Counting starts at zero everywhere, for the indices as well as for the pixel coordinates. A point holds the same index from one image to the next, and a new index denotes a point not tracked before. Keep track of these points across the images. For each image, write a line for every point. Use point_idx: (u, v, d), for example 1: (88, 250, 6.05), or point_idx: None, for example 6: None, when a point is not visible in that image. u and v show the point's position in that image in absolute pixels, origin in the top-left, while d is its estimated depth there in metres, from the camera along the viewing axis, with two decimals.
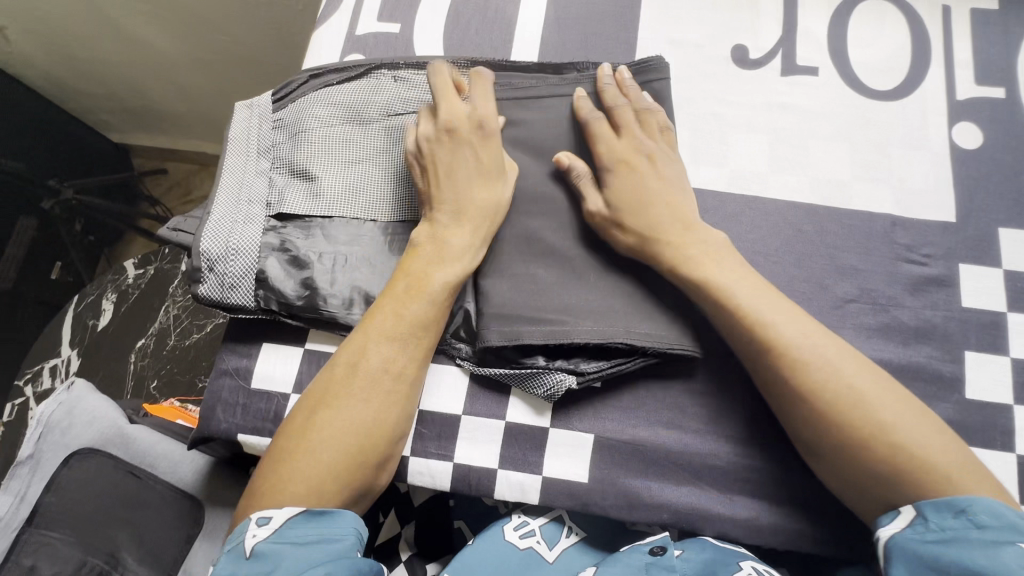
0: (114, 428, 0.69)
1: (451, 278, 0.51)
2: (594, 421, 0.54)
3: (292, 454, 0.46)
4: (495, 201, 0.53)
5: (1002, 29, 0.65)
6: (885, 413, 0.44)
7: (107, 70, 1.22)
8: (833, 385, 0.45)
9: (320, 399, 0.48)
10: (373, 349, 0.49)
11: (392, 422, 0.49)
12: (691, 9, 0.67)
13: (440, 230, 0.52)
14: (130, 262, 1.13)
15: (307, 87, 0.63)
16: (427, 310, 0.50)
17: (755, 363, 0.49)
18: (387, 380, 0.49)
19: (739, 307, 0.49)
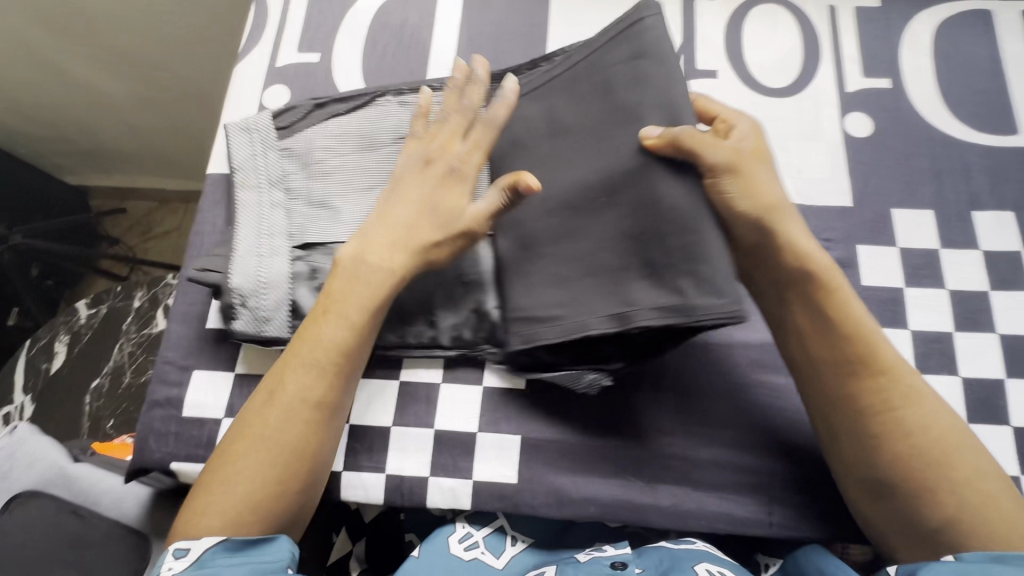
0: (55, 468, 0.69)
1: (369, 300, 0.51)
2: (520, 422, 0.56)
3: (212, 483, 0.48)
4: (422, 216, 0.52)
5: (885, 24, 0.70)
6: (937, 415, 0.47)
7: (55, 115, 1.24)
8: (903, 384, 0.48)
9: (244, 428, 0.50)
10: (290, 378, 0.50)
11: (312, 449, 0.50)
12: (596, 23, 0.71)
13: (364, 251, 0.52)
14: (82, 302, 1.13)
15: (347, 110, 0.63)
16: (345, 335, 0.51)
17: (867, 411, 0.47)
18: (305, 409, 0.50)
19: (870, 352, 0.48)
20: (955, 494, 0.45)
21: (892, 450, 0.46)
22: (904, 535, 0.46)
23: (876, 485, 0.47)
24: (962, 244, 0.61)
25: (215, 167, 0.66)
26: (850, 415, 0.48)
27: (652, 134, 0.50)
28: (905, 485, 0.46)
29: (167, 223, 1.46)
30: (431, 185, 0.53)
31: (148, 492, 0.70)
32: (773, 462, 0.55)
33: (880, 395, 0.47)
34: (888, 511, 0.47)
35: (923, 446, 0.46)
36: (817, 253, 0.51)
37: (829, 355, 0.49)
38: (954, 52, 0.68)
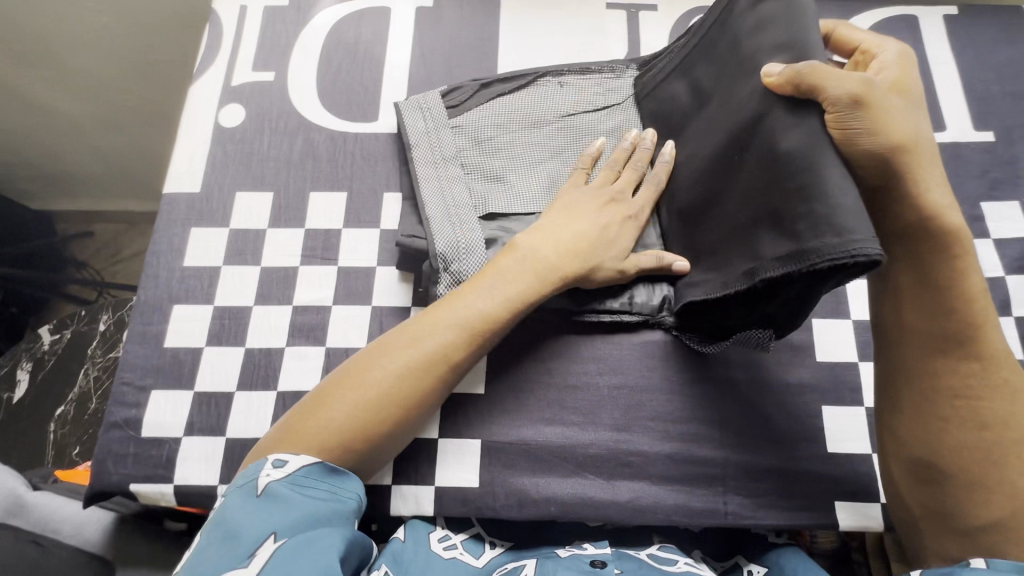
0: (11, 496, 0.65)
1: (536, 285, 0.53)
2: (481, 426, 0.57)
3: (302, 416, 0.48)
4: (573, 237, 0.55)
5: None
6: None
7: (17, 140, 1.23)
8: (999, 381, 0.48)
9: (327, 384, 0.50)
10: (430, 334, 0.51)
11: (397, 401, 0.49)
12: (546, 36, 0.73)
13: (542, 241, 0.54)
14: (46, 328, 1.11)
15: (549, 90, 0.66)
16: (489, 305, 0.52)
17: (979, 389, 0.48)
18: (413, 369, 0.49)
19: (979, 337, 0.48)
20: (1003, 489, 0.46)
21: (976, 438, 0.47)
22: (935, 522, 0.48)
23: (927, 466, 0.49)
24: None
25: (171, 187, 0.66)
26: (937, 390, 0.48)
27: (773, 73, 0.47)
28: (965, 469, 0.47)
29: (135, 245, 1.44)
30: (598, 208, 0.57)
31: (111, 517, 0.69)
32: (726, 453, 0.57)
33: (967, 376, 0.48)
34: (929, 492, 0.49)
35: (1008, 441, 0.47)
36: (951, 210, 0.47)
37: (936, 325, 0.48)
38: None
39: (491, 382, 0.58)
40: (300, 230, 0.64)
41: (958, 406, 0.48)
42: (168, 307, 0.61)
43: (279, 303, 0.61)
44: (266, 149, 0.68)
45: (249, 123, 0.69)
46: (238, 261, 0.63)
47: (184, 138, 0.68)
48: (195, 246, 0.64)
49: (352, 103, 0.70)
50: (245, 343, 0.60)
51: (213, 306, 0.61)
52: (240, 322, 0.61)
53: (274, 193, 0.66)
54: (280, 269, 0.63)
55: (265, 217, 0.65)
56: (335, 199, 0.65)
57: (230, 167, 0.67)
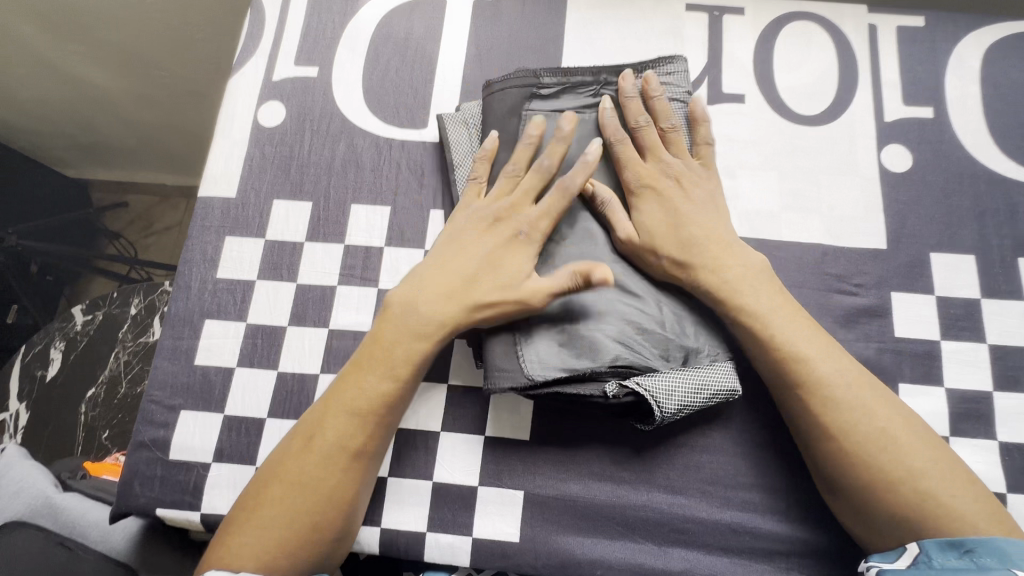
0: (42, 498, 0.67)
1: (399, 377, 0.48)
2: (524, 477, 0.53)
3: (252, 514, 0.46)
4: (453, 304, 0.49)
5: (929, 45, 0.64)
6: (889, 427, 0.46)
7: (52, 109, 1.20)
8: (846, 397, 0.47)
9: (279, 471, 0.47)
10: (332, 420, 0.48)
11: (347, 496, 0.47)
12: (617, 40, 0.66)
13: (416, 303, 0.50)
14: (79, 308, 1.10)
15: (572, 113, 0.57)
16: (393, 388, 0.48)
17: (815, 432, 0.47)
18: (343, 451, 0.47)
19: (805, 370, 0.47)
20: (899, 493, 0.44)
21: (838, 445, 0.46)
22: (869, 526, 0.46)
23: (826, 479, 0.48)
24: (1005, 294, 0.56)
25: (205, 189, 0.62)
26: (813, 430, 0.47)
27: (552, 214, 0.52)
28: (859, 490, 0.45)
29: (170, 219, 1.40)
30: (491, 248, 0.51)
31: (137, 524, 0.67)
32: (791, 527, 0.51)
33: (803, 395, 0.47)
34: (844, 504, 0.47)
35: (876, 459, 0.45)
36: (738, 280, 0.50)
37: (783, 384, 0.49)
38: (1004, 79, 0.63)
39: (537, 430, 0.54)
40: (339, 246, 0.60)
41: (815, 435, 0.47)
42: (199, 321, 0.58)
43: (315, 325, 0.58)
44: (307, 154, 0.63)
45: (289, 124, 0.64)
46: (272, 276, 0.59)
47: (221, 136, 0.64)
48: (228, 257, 0.60)
49: (400, 106, 0.64)
50: (277, 366, 0.57)
51: (246, 323, 0.58)
52: (273, 343, 0.57)
53: (312, 203, 0.61)
54: (317, 288, 0.59)
55: (302, 229, 0.60)
56: (378, 214, 0.61)
57: (267, 171, 0.62)
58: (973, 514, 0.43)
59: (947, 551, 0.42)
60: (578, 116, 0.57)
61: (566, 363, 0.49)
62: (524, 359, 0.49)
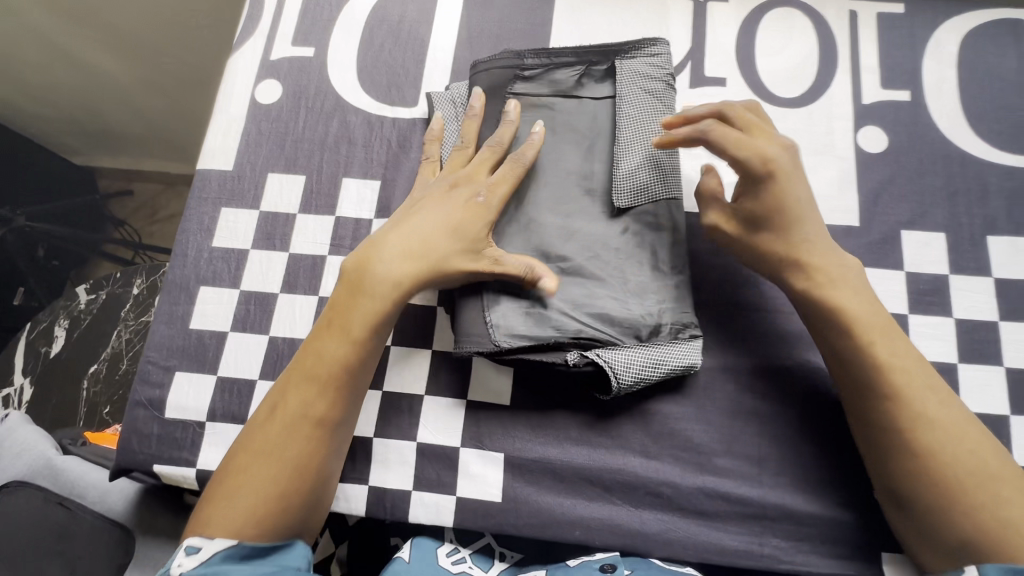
0: (43, 460, 0.70)
1: (355, 339, 0.50)
2: (504, 440, 0.55)
3: (223, 486, 0.46)
4: (409, 269, 0.51)
5: (908, 31, 0.66)
6: (955, 423, 0.44)
7: (60, 95, 1.23)
8: (941, 424, 0.44)
9: (247, 444, 0.48)
10: (297, 390, 0.49)
11: (313, 459, 0.48)
12: (602, 24, 0.68)
13: (376, 266, 0.51)
14: (83, 288, 1.13)
15: (555, 90, 0.59)
16: (353, 351, 0.50)
17: (893, 448, 0.45)
18: (307, 422, 0.48)
19: (900, 386, 0.45)
20: (975, 521, 0.42)
21: (917, 463, 0.44)
22: (925, 540, 0.45)
23: (894, 494, 0.46)
24: (973, 270, 0.58)
25: (203, 162, 0.65)
26: (874, 427, 0.46)
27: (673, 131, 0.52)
28: (931, 509, 0.43)
29: (173, 207, 1.44)
30: (448, 220, 0.52)
31: (133, 487, 0.70)
32: (766, 493, 0.53)
33: (891, 414, 0.45)
34: (909, 523, 0.45)
35: (942, 460, 0.43)
36: (854, 306, 0.47)
37: (853, 375, 0.47)
38: (980, 65, 0.64)
39: (518, 396, 0.56)
40: (330, 217, 0.62)
41: (897, 452, 0.45)
42: (194, 288, 0.60)
43: (306, 293, 0.60)
44: (301, 130, 0.65)
45: (285, 101, 0.66)
46: (265, 246, 0.61)
47: (219, 113, 0.66)
48: (224, 227, 0.62)
49: (392, 86, 0.66)
50: (269, 331, 0.59)
51: (239, 290, 0.60)
52: (265, 309, 0.59)
53: (305, 177, 0.64)
54: (308, 257, 0.61)
55: (295, 201, 0.63)
56: (369, 187, 0.63)
57: (263, 146, 0.65)
58: None
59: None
60: (561, 93, 0.59)
61: (529, 330, 0.51)
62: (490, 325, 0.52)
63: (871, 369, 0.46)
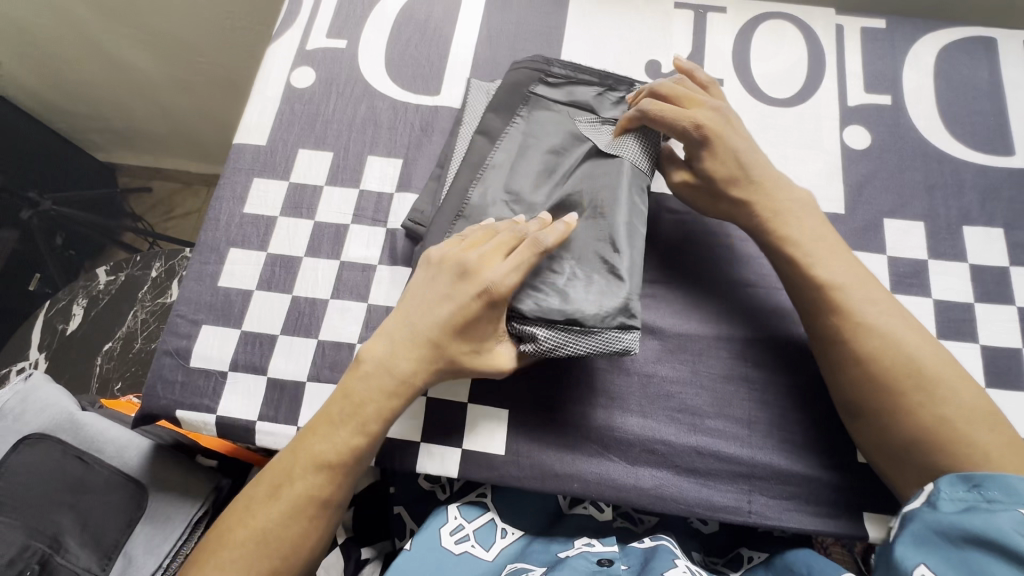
0: (65, 414, 0.70)
1: (358, 433, 0.51)
2: (509, 397, 0.59)
3: (215, 556, 0.48)
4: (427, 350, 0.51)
5: (889, 43, 0.72)
6: (903, 334, 0.50)
7: (92, 90, 1.29)
8: (885, 333, 0.50)
9: (244, 510, 0.50)
10: (299, 474, 0.50)
11: (298, 535, 0.49)
12: (611, 29, 0.74)
13: (391, 355, 0.52)
14: (103, 269, 1.17)
15: (571, 100, 0.63)
16: (356, 439, 0.51)
17: (842, 362, 0.52)
18: (303, 499, 0.50)
19: (845, 301, 0.52)
20: (917, 421, 0.48)
21: (863, 372, 0.50)
22: (882, 452, 0.50)
23: (847, 407, 0.52)
24: (950, 256, 0.62)
25: (239, 138, 0.70)
26: (821, 343, 0.53)
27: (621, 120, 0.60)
28: (878, 416, 0.50)
29: (189, 204, 1.50)
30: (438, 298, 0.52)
31: (150, 446, 0.71)
32: (754, 453, 0.56)
33: (836, 328, 0.52)
34: (862, 432, 0.52)
35: (885, 367, 0.49)
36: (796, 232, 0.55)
37: (802, 298, 0.55)
38: (955, 75, 0.70)
39: None
40: (354, 190, 0.67)
41: (847, 362, 0.51)
42: (225, 249, 0.65)
43: (329, 257, 0.64)
44: (331, 112, 0.70)
45: (318, 86, 0.72)
46: (293, 214, 0.66)
47: (257, 95, 0.72)
48: (255, 195, 0.67)
49: (416, 76, 0.72)
50: (292, 290, 0.63)
51: (266, 253, 0.64)
52: (290, 271, 0.64)
53: (333, 153, 0.69)
54: (332, 226, 0.65)
55: (323, 174, 0.68)
56: (391, 164, 0.68)
57: (295, 125, 0.70)
58: (994, 450, 0.46)
59: (956, 485, 0.44)
60: (576, 104, 0.63)
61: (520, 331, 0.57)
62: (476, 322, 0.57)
63: (818, 290, 0.53)
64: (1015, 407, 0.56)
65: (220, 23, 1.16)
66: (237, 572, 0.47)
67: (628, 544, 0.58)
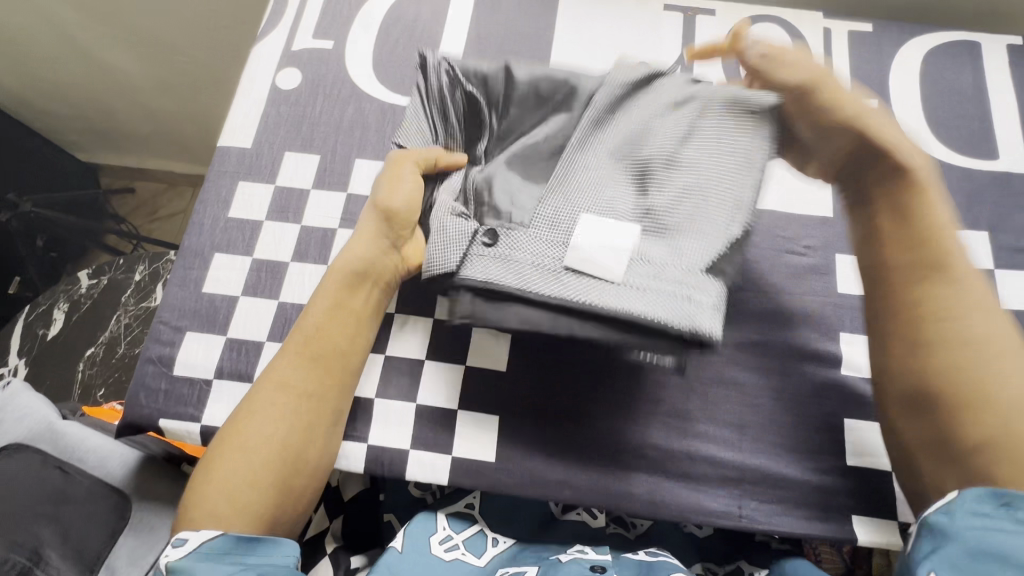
0: (45, 423, 0.69)
1: (319, 321, 0.56)
2: (500, 403, 0.58)
3: (210, 474, 0.50)
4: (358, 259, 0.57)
5: (876, 47, 0.73)
6: (1004, 346, 0.47)
7: (71, 88, 1.26)
8: (991, 343, 0.47)
9: (234, 422, 0.52)
10: (279, 374, 0.54)
11: (283, 442, 0.51)
12: (601, 30, 0.74)
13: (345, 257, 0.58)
14: (85, 272, 1.14)
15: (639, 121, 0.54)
16: (315, 325, 0.55)
17: (942, 348, 0.48)
18: (277, 391, 0.53)
19: (949, 294, 0.49)
20: (982, 429, 0.45)
21: (948, 361, 0.47)
22: (931, 453, 0.47)
23: (920, 397, 0.48)
24: None
25: (224, 140, 0.69)
26: (901, 314, 0.51)
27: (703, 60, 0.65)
28: (944, 402, 0.47)
29: (175, 206, 1.47)
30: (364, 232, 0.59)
31: (136, 455, 0.71)
32: (745, 458, 0.56)
33: (928, 306, 0.50)
34: (925, 424, 0.48)
35: (983, 353, 0.47)
36: (948, 237, 0.52)
37: (906, 266, 0.52)
38: (941, 79, 0.71)
39: (513, 360, 0.59)
40: (342, 194, 0.66)
41: (943, 342, 0.48)
42: (209, 254, 0.63)
43: (316, 262, 0.63)
44: (318, 114, 0.69)
45: (304, 88, 0.71)
46: (279, 218, 0.65)
47: (243, 96, 0.71)
48: (240, 199, 0.66)
49: (405, 78, 0.71)
50: (278, 296, 0.62)
51: (252, 258, 0.63)
52: (276, 276, 0.63)
53: (320, 156, 0.68)
54: (319, 230, 0.64)
55: (310, 177, 0.67)
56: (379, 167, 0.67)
57: (281, 127, 0.69)
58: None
59: (984, 501, 0.42)
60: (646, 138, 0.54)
61: (538, 290, 0.49)
62: (469, 308, 0.50)
63: (910, 270, 0.51)
64: None
65: (202, 21, 1.13)
66: (229, 481, 0.49)
67: (621, 554, 0.57)
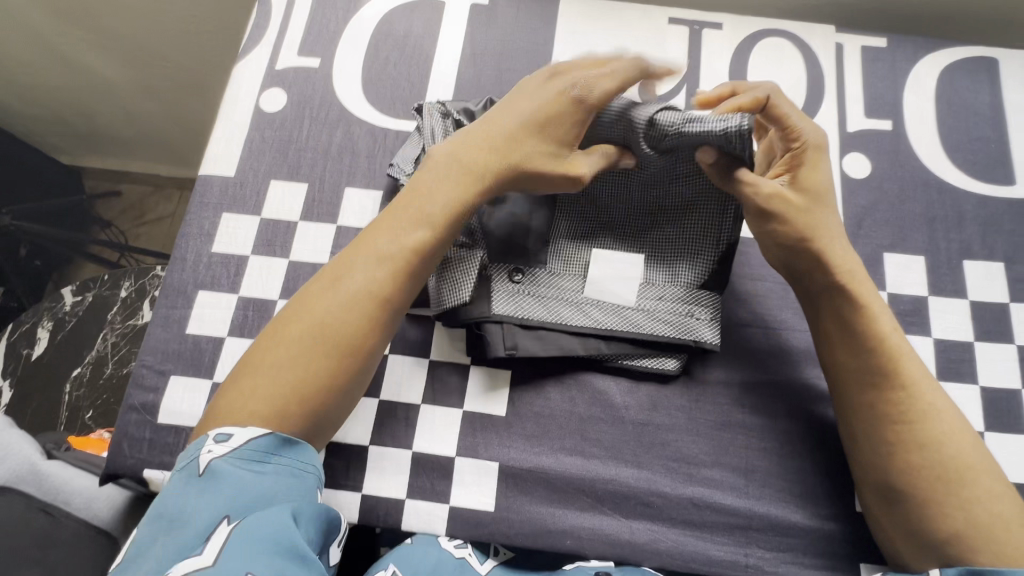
0: (27, 464, 0.63)
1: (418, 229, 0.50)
2: (499, 450, 0.56)
3: (252, 371, 0.45)
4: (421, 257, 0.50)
5: (890, 64, 0.69)
6: (960, 445, 0.48)
7: (49, 93, 1.21)
8: (935, 432, 0.48)
9: (290, 317, 0.48)
10: (355, 271, 0.49)
11: (353, 337, 0.47)
12: (602, 45, 0.70)
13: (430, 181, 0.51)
14: (68, 289, 1.11)
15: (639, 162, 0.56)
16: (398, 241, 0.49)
17: (901, 449, 0.48)
18: (357, 300, 0.48)
19: (899, 381, 0.50)
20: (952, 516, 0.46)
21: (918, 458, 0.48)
22: (903, 536, 0.48)
23: (890, 490, 0.49)
24: (951, 293, 0.61)
25: (205, 168, 0.65)
26: (874, 417, 0.50)
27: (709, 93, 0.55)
28: (912, 495, 0.47)
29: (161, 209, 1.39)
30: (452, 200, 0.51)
31: (123, 495, 0.69)
32: (753, 505, 0.54)
33: (893, 404, 0.49)
34: (896, 517, 0.49)
35: (937, 457, 0.47)
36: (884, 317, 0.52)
37: (852, 364, 0.51)
38: (956, 98, 0.68)
39: (513, 404, 0.57)
40: (331, 227, 0.63)
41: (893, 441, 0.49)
42: (192, 292, 0.60)
43: None
44: (304, 138, 0.66)
45: (289, 111, 0.67)
46: (266, 252, 0.62)
47: (224, 119, 0.67)
48: (224, 232, 0.62)
49: (396, 99, 0.68)
50: None
51: (238, 296, 0.60)
52: (263, 315, 0.60)
53: (308, 185, 0.64)
54: (308, 265, 0.61)
55: (297, 208, 0.63)
56: (370, 197, 0.64)
57: (266, 154, 0.65)
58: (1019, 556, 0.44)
59: None
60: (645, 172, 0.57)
61: (569, 324, 0.55)
62: (511, 339, 0.54)
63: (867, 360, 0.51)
64: (1014, 451, 0.55)
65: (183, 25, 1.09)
66: (282, 374, 0.45)
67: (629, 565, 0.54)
